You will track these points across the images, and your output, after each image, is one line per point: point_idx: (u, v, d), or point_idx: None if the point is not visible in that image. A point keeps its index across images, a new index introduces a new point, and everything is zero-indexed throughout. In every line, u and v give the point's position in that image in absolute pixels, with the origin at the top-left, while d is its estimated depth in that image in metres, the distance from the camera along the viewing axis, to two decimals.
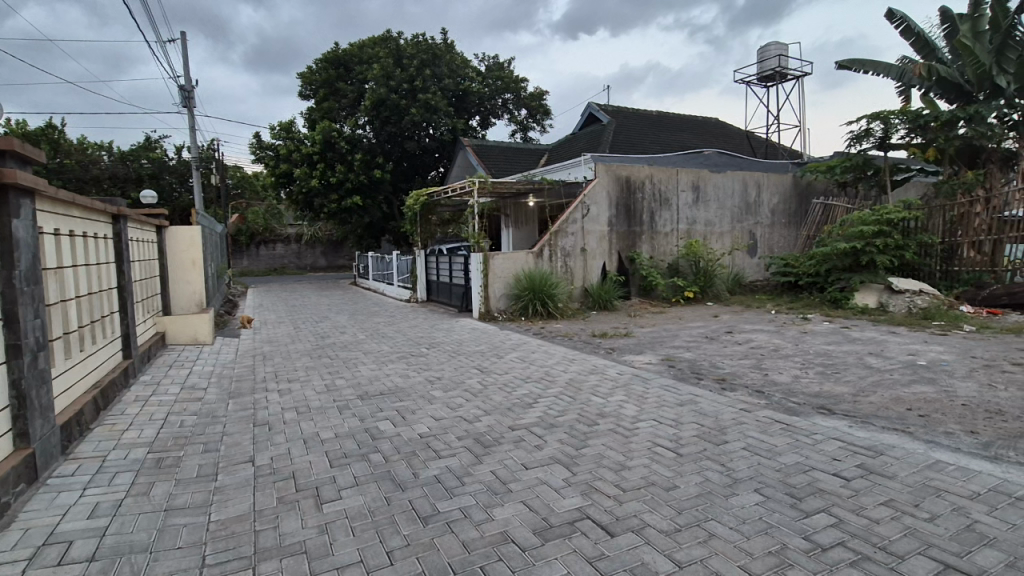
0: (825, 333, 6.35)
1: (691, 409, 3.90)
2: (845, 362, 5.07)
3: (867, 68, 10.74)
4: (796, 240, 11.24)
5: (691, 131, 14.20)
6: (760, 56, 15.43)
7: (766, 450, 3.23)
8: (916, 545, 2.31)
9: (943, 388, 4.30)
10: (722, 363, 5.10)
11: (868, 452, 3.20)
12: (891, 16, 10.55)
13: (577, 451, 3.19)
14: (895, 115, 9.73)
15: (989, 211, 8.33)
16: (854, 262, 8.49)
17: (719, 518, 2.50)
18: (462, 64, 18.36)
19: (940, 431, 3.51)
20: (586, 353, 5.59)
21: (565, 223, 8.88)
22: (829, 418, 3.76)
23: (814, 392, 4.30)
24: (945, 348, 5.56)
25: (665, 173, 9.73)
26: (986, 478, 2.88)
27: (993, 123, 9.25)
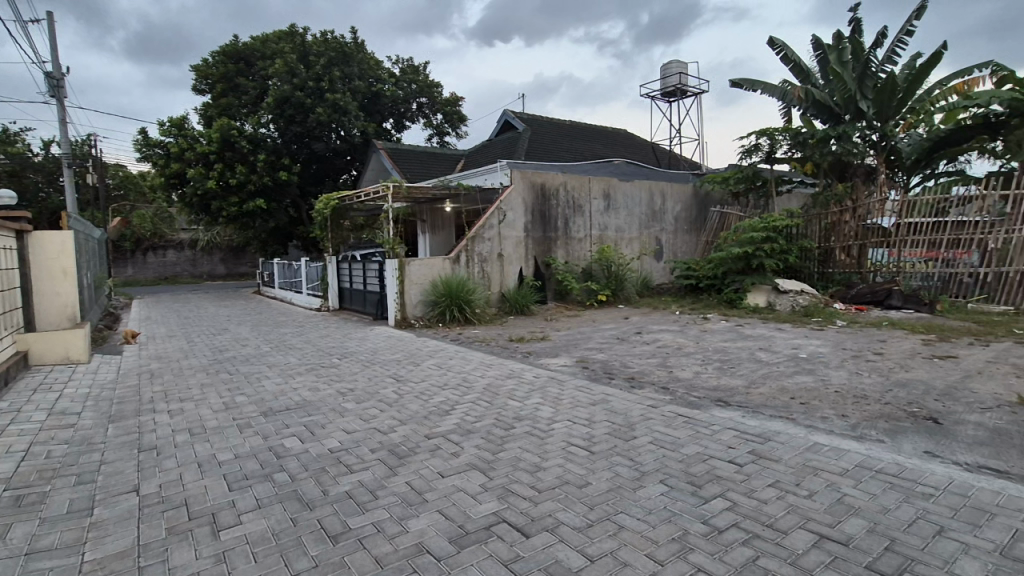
0: (722, 332, 6.87)
1: (604, 408, 4.06)
2: (739, 357, 5.52)
3: (756, 89, 11.81)
4: (697, 245, 12.09)
5: (602, 141, 14.85)
6: (662, 73, 16.47)
7: (670, 442, 3.44)
8: (798, 520, 2.56)
9: (820, 377, 4.81)
10: (631, 362, 5.37)
11: (759, 438, 3.50)
12: (773, 43, 11.68)
13: (494, 456, 3.20)
14: (779, 132, 10.87)
15: (855, 220, 9.50)
16: (746, 265, 9.27)
17: (628, 511, 2.61)
18: (374, 65, 17.95)
19: (817, 416, 3.93)
20: (503, 357, 5.63)
21: (481, 229, 8.92)
22: (725, 409, 4.07)
23: (713, 386, 4.65)
24: (822, 341, 6.22)
25: (578, 181, 10.09)
26: (854, 455, 3.26)
27: (858, 142, 10.42)
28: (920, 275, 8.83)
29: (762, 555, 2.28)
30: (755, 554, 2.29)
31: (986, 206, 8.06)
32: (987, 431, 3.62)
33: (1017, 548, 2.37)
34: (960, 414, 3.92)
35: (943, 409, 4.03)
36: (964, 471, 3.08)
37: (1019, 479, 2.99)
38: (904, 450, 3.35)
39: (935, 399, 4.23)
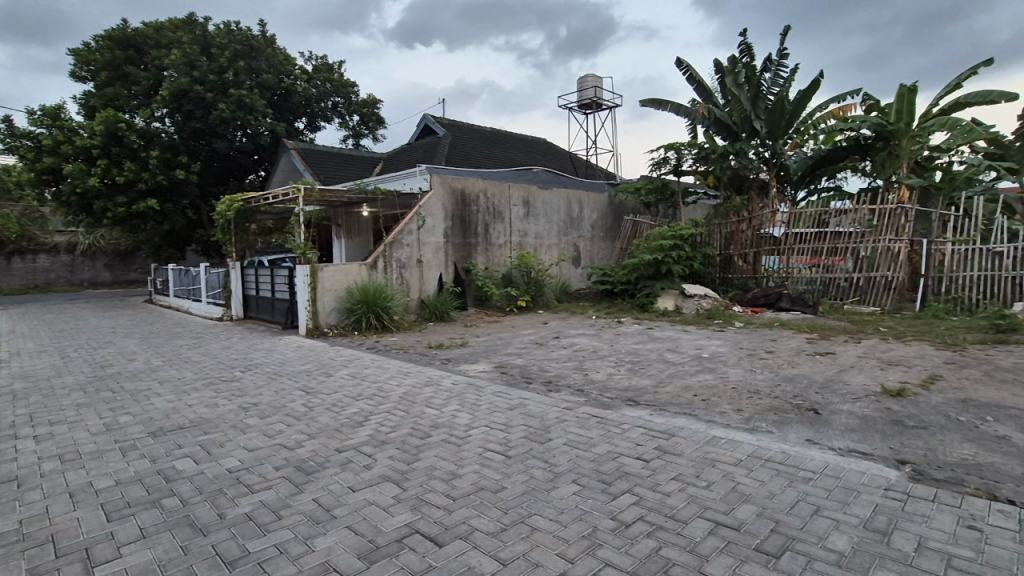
0: (634, 334, 7.21)
1: (520, 412, 4.11)
2: (649, 358, 5.82)
3: (664, 106, 12.56)
4: (612, 251, 12.61)
5: (523, 150, 15.12)
6: (579, 86, 17.07)
7: (583, 442, 3.55)
8: (697, 510, 2.73)
9: (720, 375, 5.19)
10: (548, 366, 5.49)
11: (664, 435, 3.71)
12: (680, 64, 12.51)
13: (408, 466, 3.14)
14: (685, 146, 11.70)
15: (752, 229, 10.32)
16: (656, 271, 9.81)
17: (541, 512, 2.66)
18: (284, 61, 17.10)
19: (716, 410, 4.23)
20: (421, 365, 5.54)
21: (399, 235, 8.75)
22: (635, 409, 4.26)
23: (624, 386, 4.86)
24: (721, 342, 6.70)
25: (498, 188, 10.19)
26: (747, 446, 3.54)
27: (752, 158, 11.32)
28: (806, 280, 9.75)
29: (664, 546, 2.41)
30: (658, 545, 2.42)
31: (859, 218, 9.10)
32: (857, 418, 4.08)
33: (877, 521, 2.69)
34: (836, 404, 4.40)
35: (822, 400, 4.50)
36: (837, 455, 3.45)
37: (881, 459, 3.40)
38: (789, 439, 3.69)
39: (816, 392, 4.71)
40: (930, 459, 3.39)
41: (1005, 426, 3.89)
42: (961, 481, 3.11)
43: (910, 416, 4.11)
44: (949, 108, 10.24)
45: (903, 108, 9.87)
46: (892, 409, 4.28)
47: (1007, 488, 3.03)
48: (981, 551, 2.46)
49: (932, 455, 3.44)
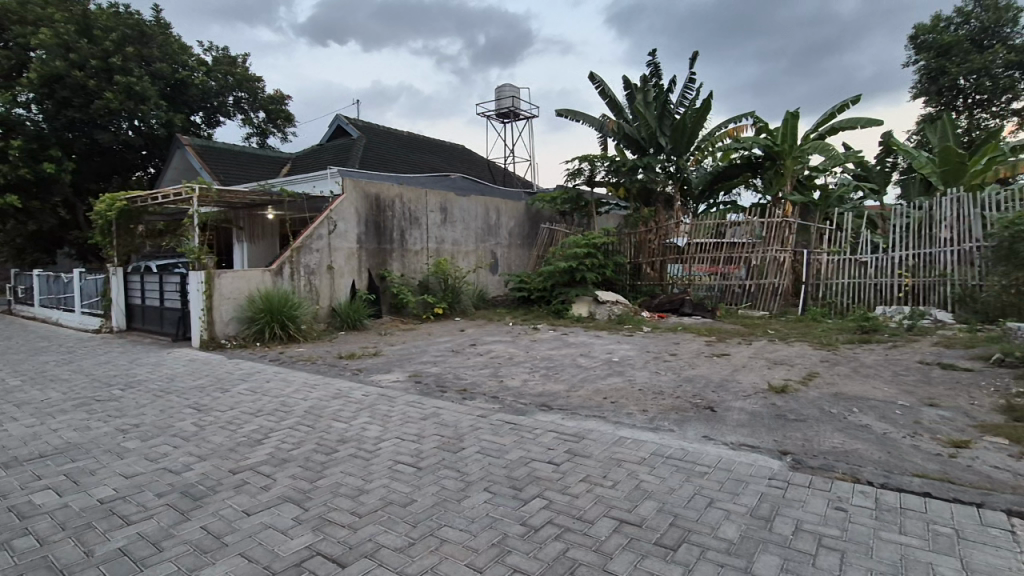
0: (549, 340, 7.38)
1: (434, 421, 4.05)
2: (562, 364, 5.97)
3: (579, 119, 13.04)
4: (528, 259, 12.79)
5: (441, 156, 15.04)
6: (497, 95, 17.29)
7: (496, 449, 3.56)
8: (603, 509, 2.84)
9: (628, 378, 5.44)
10: (464, 374, 5.46)
11: (574, 438, 3.81)
12: (593, 79, 13.05)
13: (311, 484, 2.98)
14: (598, 159, 12.25)
15: (659, 240, 11.02)
16: (571, 278, 10.14)
17: (451, 523, 2.63)
18: (180, 50, 15.78)
19: (623, 412, 4.42)
20: (330, 377, 5.29)
21: (307, 240, 8.38)
22: (547, 413, 4.35)
23: (538, 391, 4.95)
24: (630, 346, 7.03)
25: (414, 194, 10.05)
26: (650, 444, 3.73)
27: (658, 172, 12.08)
28: (705, 287, 10.50)
29: (571, 547, 2.47)
30: (565, 547, 2.47)
31: (750, 230, 10.02)
32: (747, 414, 4.44)
33: (761, 509, 2.94)
34: (729, 402, 4.76)
35: (717, 398, 4.85)
36: (730, 449, 3.73)
37: (766, 451, 3.72)
38: (688, 436, 3.94)
39: (712, 391, 5.07)
40: (807, 448, 3.77)
41: (868, 416, 4.42)
42: (832, 466, 3.49)
43: (791, 410, 4.54)
44: (828, 135, 11.53)
45: (787, 132, 10.96)
46: (777, 404, 4.71)
47: (868, 471, 3.43)
48: (846, 528, 2.77)
49: (808, 445, 3.82)
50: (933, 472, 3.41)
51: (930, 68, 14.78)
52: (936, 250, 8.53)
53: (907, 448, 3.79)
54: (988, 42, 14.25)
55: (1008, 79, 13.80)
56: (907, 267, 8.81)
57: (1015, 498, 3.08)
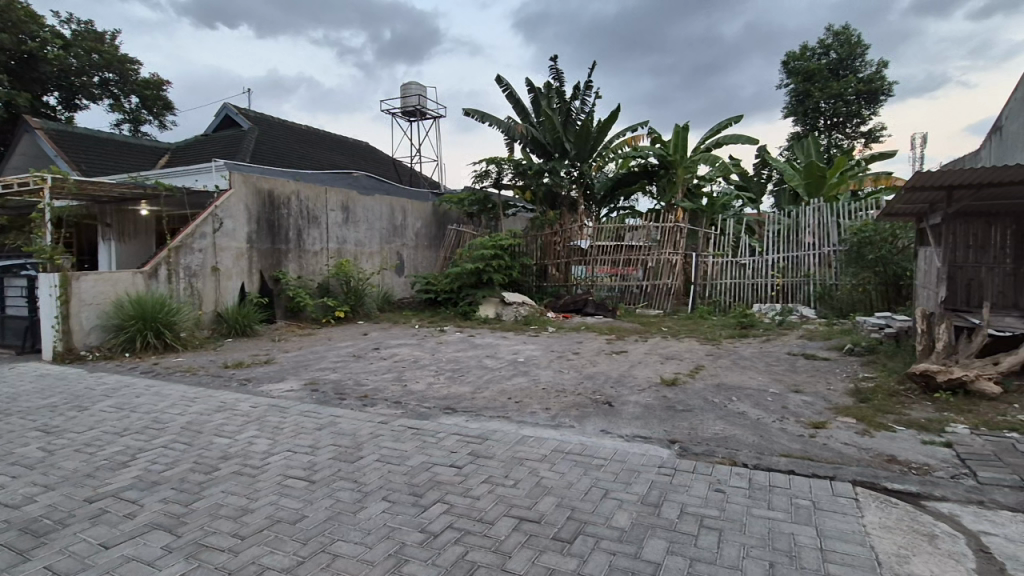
0: (455, 342, 7.35)
1: (330, 431, 3.86)
2: (468, 365, 5.96)
3: (486, 121, 13.11)
4: (436, 260, 12.63)
5: (343, 152, 14.44)
6: (403, 92, 16.93)
7: (397, 456, 3.47)
8: (503, 509, 2.86)
9: (532, 377, 5.54)
10: (365, 380, 5.26)
11: (477, 439, 3.81)
12: (500, 82, 13.17)
13: (186, 508, 2.70)
14: (505, 161, 12.40)
15: (564, 242, 11.40)
16: (478, 280, 10.17)
17: (345, 537, 2.51)
18: (28, 18, 13.74)
19: (527, 411, 4.50)
20: (212, 389, 4.84)
21: (188, 238, 7.66)
22: (452, 416, 4.31)
23: (442, 394, 4.89)
24: (535, 346, 7.17)
25: (313, 191, 9.54)
26: (551, 441, 3.84)
27: (562, 177, 12.48)
28: (607, 287, 10.99)
29: (470, 550, 2.46)
30: (465, 549, 2.46)
31: (647, 234, 10.68)
32: (641, 407, 4.71)
33: (651, 495, 3.12)
34: (626, 396, 5.02)
35: (615, 393, 5.10)
36: (624, 442, 3.92)
37: (657, 441, 3.96)
38: (588, 431, 4.09)
39: (610, 386, 5.31)
40: (692, 436, 4.07)
41: (745, 404, 4.86)
42: (713, 452, 3.79)
43: (680, 401, 4.89)
44: (715, 147, 12.57)
45: (678, 143, 11.81)
46: (668, 396, 5.04)
47: (743, 454, 3.77)
48: (723, 508, 3.02)
49: (694, 433, 4.13)
50: (796, 451, 3.84)
51: (798, 92, 16.67)
52: (802, 254, 9.62)
53: (776, 431, 4.23)
54: (843, 71, 16.32)
55: (857, 106, 15.91)
56: (779, 268, 9.84)
57: (859, 470, 3.54)
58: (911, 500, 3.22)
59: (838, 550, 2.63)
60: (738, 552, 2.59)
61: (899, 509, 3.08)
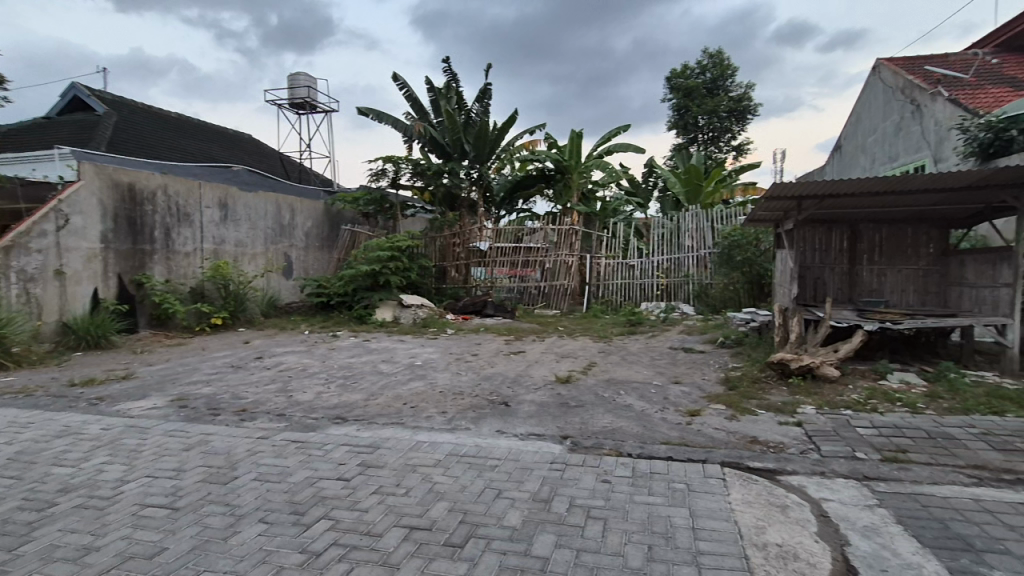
0: (348, 348, 7.02)
1: (200, 451, 3.51)
2: (362, 372, 5.72)
3: (382, 118, 12.73)
4: (329, 262, 12.01)
5: (221, 144, 13.27)
6: (290, 83, 15.93)
7: (277, 473, 3.23)
8: (393, 519, 2.77)
9: (429, 381, 5.45)
10: (244, 392, 4.84)
11: (368, 449, 3.67)
12: (397, 79, 12.88)
13: (10, 555, 2.30)
14: (403, 160, 12.16)
15: (464, 244, 11.37)
16: (374, 282, 9.84)
17: (213, 567, 2.29)
18: None
19: (422, 415, 4.42)
20: (51, 412, 4.18)
21: (23, 237, 6.60)
22: (341, 426, 4.11)
23: (332, 404, 4.64)
24: (433, 349, 7.07)
25: (184, 185, 8.67)
26: (445, 445, 3.80)
27: (462, 178, 12.51)
28: (506, 288, 11.18)
29: (355, 566, 2.35)
30: (350, 567, 2.34)
31: (544, 236, 11.02)
32: (536, 405, 4.82)
33: (542, 492, 3.20)
34: (522, 395, 5.11)
35: (511, 393, 5.16)
36: (518, 440, 3.99)
37: (550, 438, 4.08)
38: (483, 432, 4.11)
39: (507, 387, 5.38)
40: (583, 431, 4.24)
41: (631, 397, 5.16)
42: (601, 444, 3.98)
43: (573, 398, 5.08)
44: (606, 154, 13.25)
45: (573, 150, 12.29)
46: (561, 394, 5.21)
47: (628, 445, 4.00)
48: (608, 498, 3.17)
49: (584, 428, 4.30)
50: (675, 438, 4.14)
51: (679, 106, 18.12)
52: (683, 256, 10.43)
53: (658, 421, 4.54)
54: (717, 90, 17.97)
55: (728, 122, 17.62)
56: (663, 269, 10.62)
57: (727, 451, 3.91)
58: (769, 475, 3.61)
59: (707, 527, 2.88)
60: (621, 539, 2.73)
61: (758, 484, 3.44)
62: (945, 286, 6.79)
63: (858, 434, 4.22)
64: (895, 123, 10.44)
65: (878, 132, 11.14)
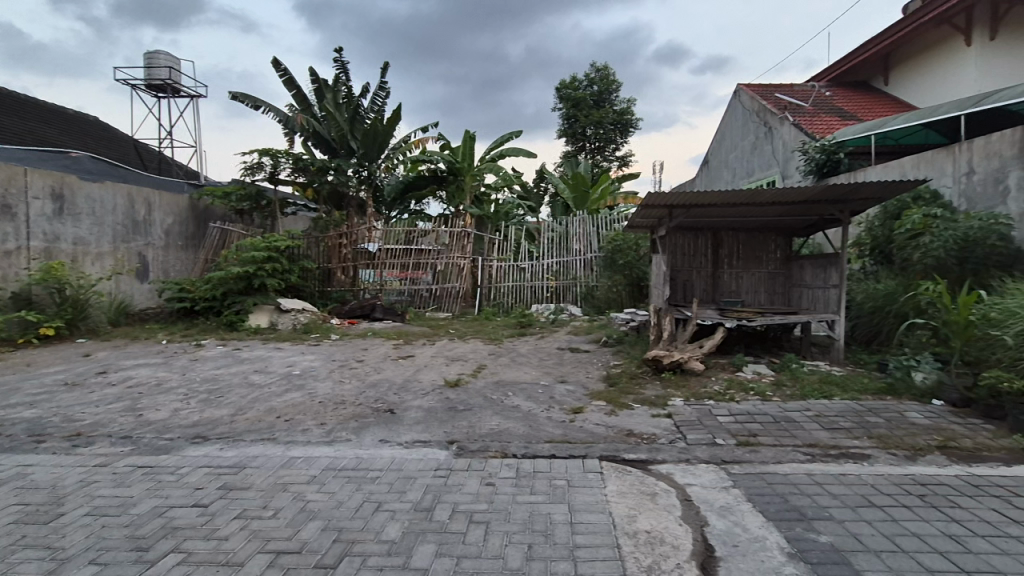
0: (215, 358, 6.38)
1: (14, 487, 2.97)
2: (230, 384, 5.21)
3: (259, 107, 11.79)
4: (194, 263, 10.86)
5: (57, 126, 11.47)
6: (147, 62, 14.19)
7: (116, 506, 2.82)
8: (257, 545, 2.54)
9: (308, 391, 5.10)
10: (80, 414, 4.19)
11: (232, 470, 3.34)
12: (277, 66, 12.01)
13: None
14: (281, 154, 11.22)
15: (351, 244, 10.88)
16: (248, 285, 9.04)
17: None
18: None
19: (298, 429, 4.12)
20: None
21: None
22: (201, 447, 3.71)
23: (192, 422, 4.17)
24: (314, 356, 6.66)
25: (4, 171, 7.36)
26: (322, 459, 3.58)
27: (350, 177, 12.04)
28: (395, 292, 10.92)
29: None
30: None
31: (435, 238, 10.92)
32: (423, 411, 4.72)
33: (425, 501, 3.12)
34: (409, 402, 4.97)
35: (397, 400, 5.01)
36: (402, 449, 3.87)
37: (435, 444, 4.01)
38: (365, 443, 3.93)
39: (393, 393, 5.21)
40: (470, 434, 4.22)
41: (518, 398, 5.26)
42: (487, 447, 4.00)
43: (461, 401, 5.05)
44: (499, 159, 13.44)
45: (464, 152, 12.30)
46: (450, 398, 5.16)
47: (514, 445, 4.06)
48: (490, 501, 3.18)
49: (471, 431, 4.29)
50: (558, 436, 4.28)
51: (568, 116, 18.95)
52: (571, 259, 10.86)
53: (543, 420, 4.66)
54: (603, 103, 19.01)
55: (612, 133, 18.72)
56: (552, 272, 11.00)
57: (605, 446, 4.11)
58: (641, 466, 3.86)
59: (584, 521, 2.99)
60: (502, 541, 2.75)
61: (632, 475, 3.66)
62: (789, 287, 7.79)
63: (718, 422, 4.66)
64: (751, 142, 11.77)
65: (738, 149, 12.49)
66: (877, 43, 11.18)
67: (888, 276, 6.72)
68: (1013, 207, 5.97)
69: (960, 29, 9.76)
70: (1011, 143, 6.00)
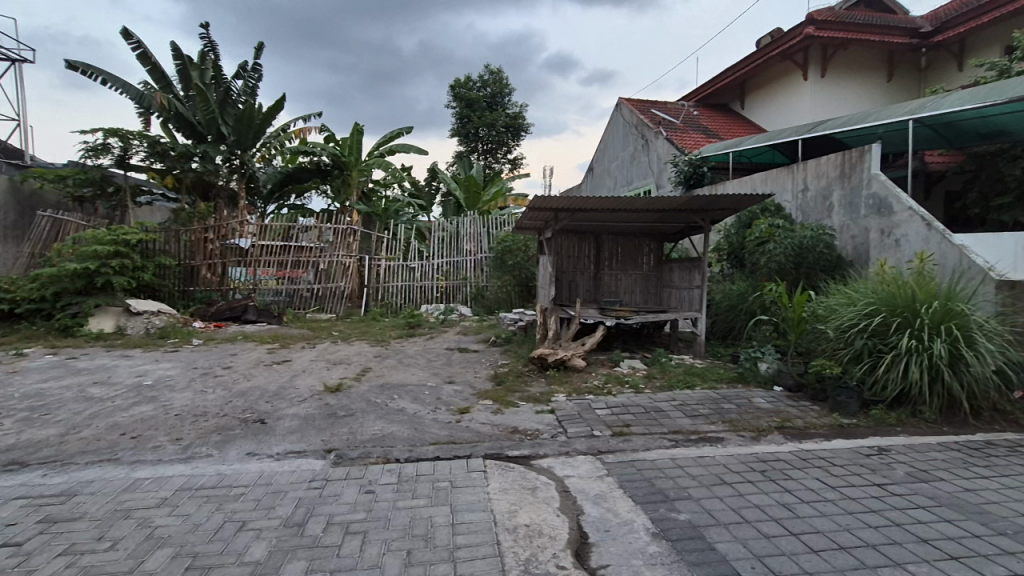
0: (40, 369, 5.45)
1: None
2: (60, 400, 4.47)
3: (105, 80, 10.31)
4: (11, 257, 9.34)
5: None
6: None
7: None
8: None
9: (162, 404, 4.55)
10: None
11: (58, 499, 2.88)
12: (129, 36, 10.62)
13: None
14: (134, 136, 10.00)
15: (218, 239, 9.92)
16: (89, 284, 7.88)
17: None
18: None
19: (147, 447, 3.65)
20: None
21: None
22: (17, 475, 3.14)
23: (5, 446, 3.52)
24: (171, 364, 5.96)
25: None
26: (175, 479, 3.21)
27: (218, 165, 11.06)
28: (272, 291, 10.13)
29: None
30: None
31: (318, 235, 10.34)
32: (299, 420, 4.42)
33: (296, 515, 2.93)
34: (282, 410, 4.64)
35: (270, 409, 4.64)
36: (272, 462, 3.60)
37: (311, 453, 3.79)
38: (229, 458, 3.59)
39: (265, 402, 4.82)
40: (350, 441, 4.04)
41: (404, 401, 5.14)
42: (369, 453, 3.86)
43: (341, 407, 4.82)
44: (388, 154, 13.07)
45: (352, 145, 11.77)
46: (329, 404, 4.90)
47: (397, 449, 3.96)
48: (369, 509, 3.07)
49: (351, 438, 4.10)
50: (443, 437, 4.25)
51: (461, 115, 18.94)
52: (462, 258, 10.85)
53: (428, 422, 4.60)
54: (496, 105, 19.25)
55: (503, 136, 19.03)
56: (442, 272, 10.93)
57: (490, 444, 4.17)
58: (524, 461, 3.96)
59: (465, 521, 3.00)
60: (379, 550, 2.66)
61: (514, 471, 3.74)
62: (660, 288, 8.48)
63: (597, 415, 4.93)
64: (631, 153, 12.63)
65: (619, 159, 13.34)
66: (734, 71, 12.63)
67: (742, 277, 7.58)
68: (836, 220, 7.03)
69: (798, 65, 11.35)
70: (834, 166, 7.05)
